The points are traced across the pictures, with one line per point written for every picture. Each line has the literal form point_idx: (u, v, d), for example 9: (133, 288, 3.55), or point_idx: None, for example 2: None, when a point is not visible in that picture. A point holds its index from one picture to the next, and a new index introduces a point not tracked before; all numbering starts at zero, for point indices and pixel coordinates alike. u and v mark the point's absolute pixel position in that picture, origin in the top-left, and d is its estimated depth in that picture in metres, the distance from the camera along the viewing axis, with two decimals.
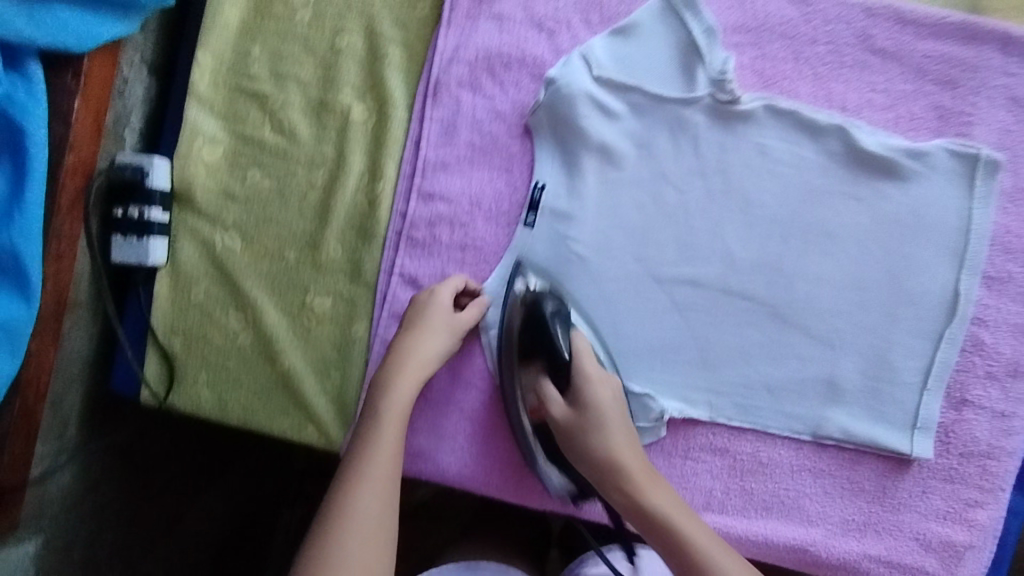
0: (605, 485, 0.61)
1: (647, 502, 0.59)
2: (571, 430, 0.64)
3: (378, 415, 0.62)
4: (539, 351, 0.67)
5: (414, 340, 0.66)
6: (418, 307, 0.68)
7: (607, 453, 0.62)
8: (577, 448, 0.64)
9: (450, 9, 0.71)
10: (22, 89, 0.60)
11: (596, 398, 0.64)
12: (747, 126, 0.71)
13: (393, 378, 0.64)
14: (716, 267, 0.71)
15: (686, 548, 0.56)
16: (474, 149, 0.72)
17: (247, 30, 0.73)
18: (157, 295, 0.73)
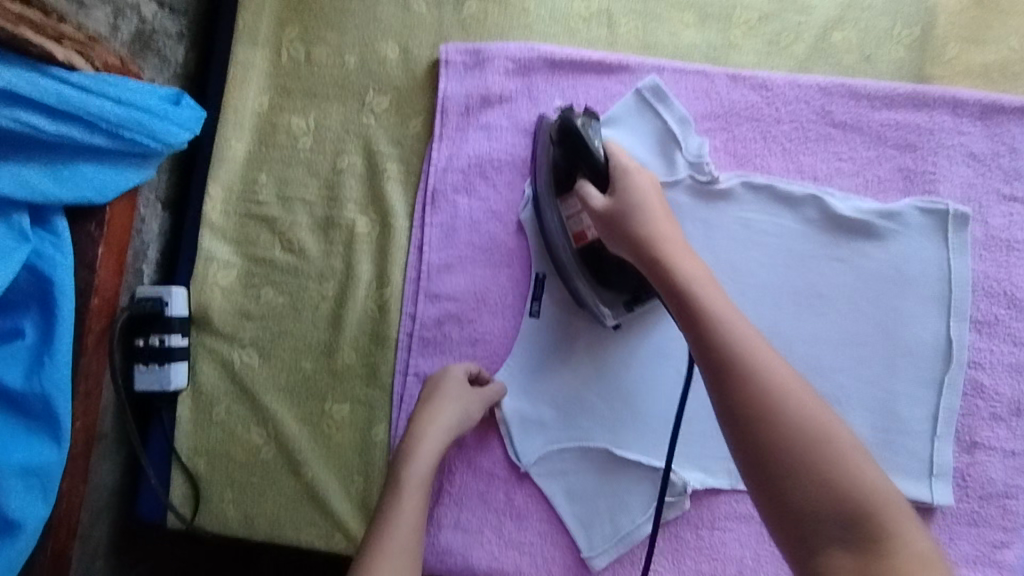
0: (640, 259, 0.62)
1: (677, 267, 0.60)
2: (613, 215, 0.64)
3: (398, 489, 0.63)
4: (574, 161, 0.68)
5: (428, 416, 0.67)
6: (431, 388, 0.70)
7: (645, 229, 0.63)
8: (619, 234, 0.64)
9: (441, 124, 0.77)
10: (50, 243, 0.63)
11: (634, 187, 0.65)
12: (727, 202, 0.75)
13: (412, 451, 0.65)
14: None
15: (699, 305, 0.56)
16: (475, 248, 0.76)
17: (253, 160, 0.78)
18: (180, 418, 0.74)
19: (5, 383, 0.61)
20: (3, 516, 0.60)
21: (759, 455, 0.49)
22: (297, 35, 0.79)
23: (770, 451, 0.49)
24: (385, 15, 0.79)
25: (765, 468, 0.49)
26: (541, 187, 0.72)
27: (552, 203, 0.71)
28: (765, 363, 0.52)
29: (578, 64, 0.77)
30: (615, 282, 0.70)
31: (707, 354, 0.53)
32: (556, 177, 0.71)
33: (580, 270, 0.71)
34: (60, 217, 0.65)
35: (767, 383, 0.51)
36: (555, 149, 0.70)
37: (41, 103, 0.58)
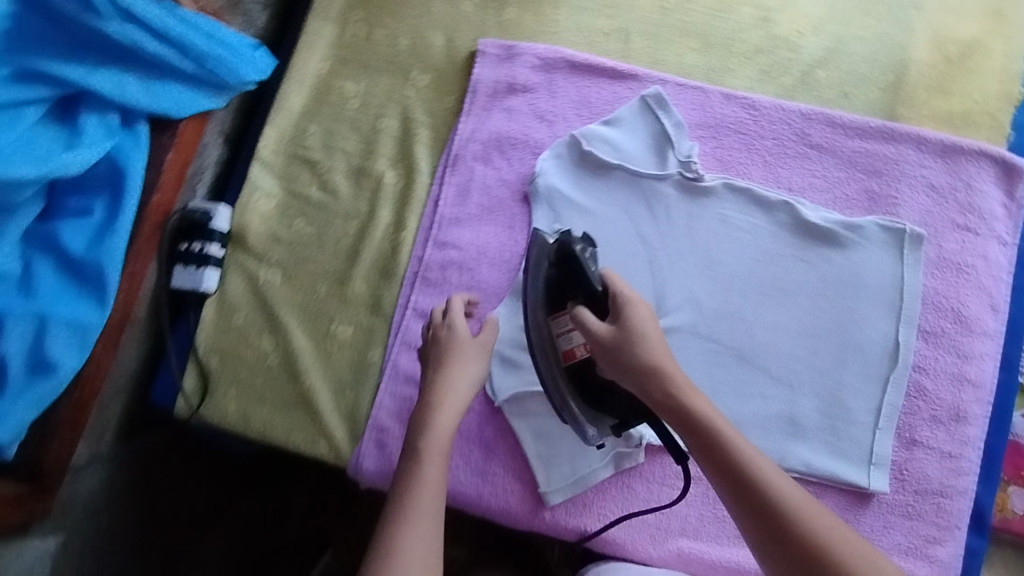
0: (651, 394, 0.66)
1: (689, 401, 0.65)
2: (615, 348, 0.67)
3: (418, 454, 0.66)
4: (573, 287, 0.73)
5: (446, 377, 0.72)
6: (438, 340, 0.76)
7: (653, 363, 0.66)
8: (620, 366, 0.67)
9: (470, 101, 0.88)
10: (130, 140, 0.76)
11: (636, 317, 0.68)
12: (709, 200, 0.85)
13: (434, 418, 0.69)
14: (689, 315, 0.83)
15: (711, 436, 0.63)
16: (483, 209, 0.86)
17: (306, 111, 0.90)
18: (203, 318, 0.84)
19: (69, 246, 0.72)
20: (45, 357, 0.69)
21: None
22: (362, 17, 0.93)
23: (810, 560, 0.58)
24: (437, 11, 0.92)
25: None
26: (535, 308, 0.75)
27: (545, 322, 0.75)
28: (780, 481, 0.61)
29: (595, 69, 0.89)
30: (609, 404, 0.73)
31: (736, 489, 0.61)
32: (549, 296, 0.75)
33: (570, 390, 0.74)
34: (143, 123, 0.77)
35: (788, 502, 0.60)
36: (550, 267, 0.76)
37: (153, 26, 0.72)
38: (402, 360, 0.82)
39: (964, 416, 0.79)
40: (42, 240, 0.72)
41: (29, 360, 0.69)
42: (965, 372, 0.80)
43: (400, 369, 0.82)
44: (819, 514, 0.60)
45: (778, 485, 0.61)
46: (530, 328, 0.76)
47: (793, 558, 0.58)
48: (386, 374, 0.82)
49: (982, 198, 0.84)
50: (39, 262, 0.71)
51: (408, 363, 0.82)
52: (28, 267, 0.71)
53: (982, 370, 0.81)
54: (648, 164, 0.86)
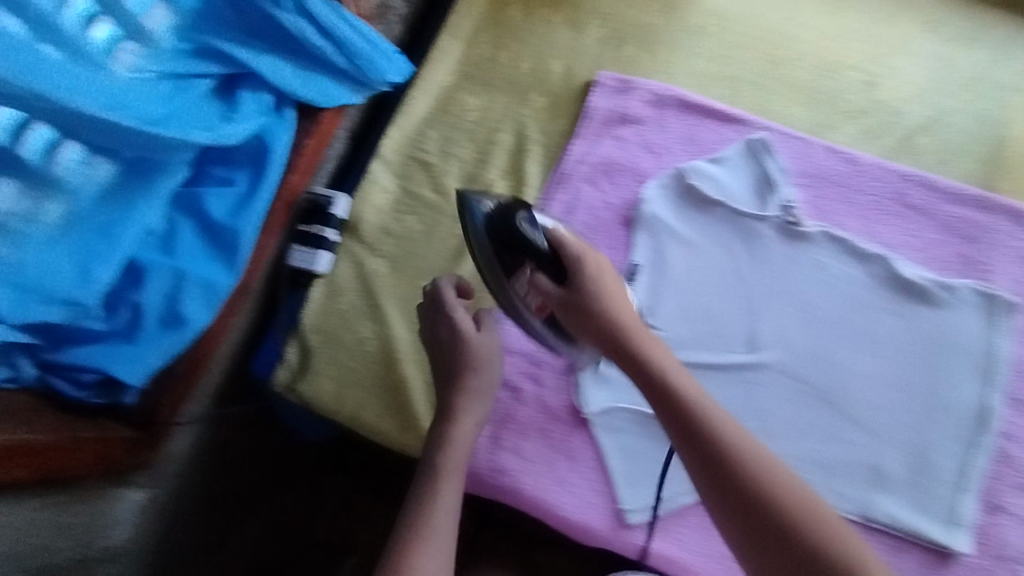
0: (615, 349, 0.70)
1: (648, 354, 0.68)
2: (578, 305, 0.72)
3: (436, 470, 0.69)
4: (520, 254, 0.72)
5: (460, 388, 0.76)
6: (443, 336, 0.78)
7: (613, 320, 0.70)
8: (587, 323, 0.71)
9: (584, 126, 0.93)
10: (277, 122, 0.80)
11: (592, 277, 0.72)
12: (806, 245, 0.88)
13: (451, 433, 0.72)
14: (782, 355, 0.85)
15: (667, 387, 0.65)
16: (587, 228, 0.90)
17: (428, 118, 0.96)
18: (311, 298, 0.88)
19: (211, 212, 0.77)
20: (177, 311, 0.73)
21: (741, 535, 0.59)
22: (488, 39, 0.98)
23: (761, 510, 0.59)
24: (559, 41, 0.98)
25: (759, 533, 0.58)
26: (493, 277, 0.75)
27: (504, 288, 0.74)
28: (738, 437, 0.62)
29: (705, 109, 0.93)
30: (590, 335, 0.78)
31: (690, 440, 0.63)
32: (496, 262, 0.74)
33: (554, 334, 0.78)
34: (290, 108, 0.82)
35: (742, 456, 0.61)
36: (486, 238, 0.74)
37: (318, 22, 0.78)
38: None
39: None
40: (187, 205, 0.77)
41: (162, 313, 0.73)
42: None
43: None
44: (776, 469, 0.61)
45: (734, 438, 0.62)
46: (494, 294, 0.76)
47: (732, 490, 0.60)
48: None
49: None
50: (183, 224, 0.77)
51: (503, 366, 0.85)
52: (172, 227, 0.76)
53: None
54: (750, 204, 0.89)
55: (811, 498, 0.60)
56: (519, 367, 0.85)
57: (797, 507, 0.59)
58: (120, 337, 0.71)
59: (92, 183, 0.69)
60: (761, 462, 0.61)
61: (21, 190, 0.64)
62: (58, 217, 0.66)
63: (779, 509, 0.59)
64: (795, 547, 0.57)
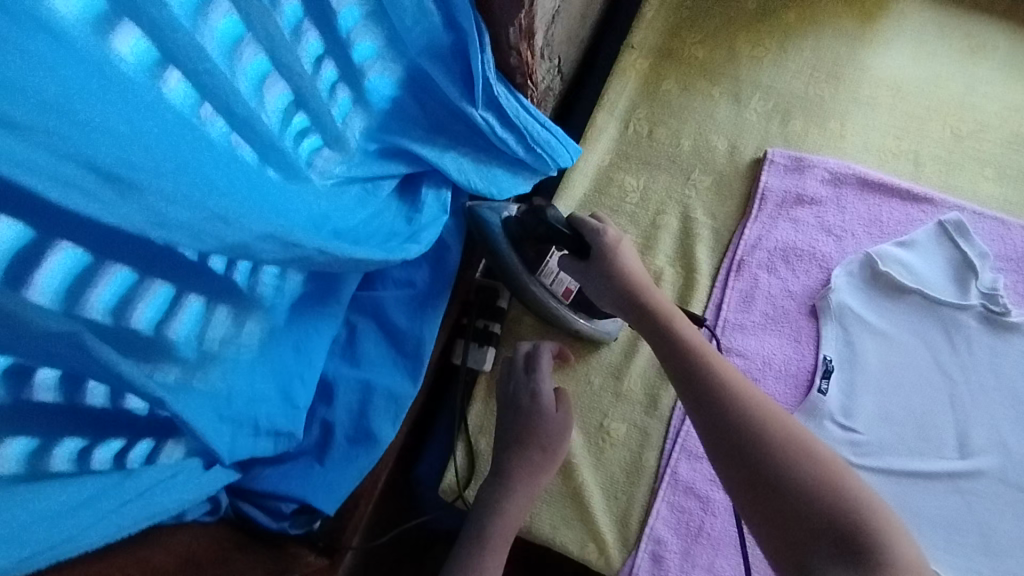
0: (624, 303, 0.71)
1: (658, 305, 0.69)
2: (598, 275, 0.72)
3: (484, 538, 0.68)
4: (539, 247, 0.77)
5: (524, 458, 0.74)
6: (523, 405, 0.76)
7: (627, 277, 0.71)
8: (608, 290, 0.72)
9: (758, 208, 0.88)
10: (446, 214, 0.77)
11: (614, 246, 0.73)
12: (1016, 336, 0.81)
13: (504, 500, 0.71)
14: (999, 459, 0.77)
15: (673, 334, 0.66)
16: (768, 318, 0.84)
17: (587, 201, 0.92)
18: (476, 396, 0.83)
19: (393, 318, 0.73)
20: (368, 428, 0.68)
21: (753, 511, 0.56)
22: (646, 116, 0.95)
23: (756, 449, 0.57)
24: (721, 116, 0.94)
25: (753, 474, 0.56)
26: (517, 270, 0.78)
27: (532, 284, 0.79)
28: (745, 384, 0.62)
29: (888, 188, 0.88)
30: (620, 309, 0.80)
31: (689, 380, 0.63)
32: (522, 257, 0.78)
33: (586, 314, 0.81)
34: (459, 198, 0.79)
35: (750, 401, 0.60)
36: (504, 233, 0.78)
37: (503, 113, 0.75)
38: (682, 468, 0.78)
39: None
40: (368, 308, 0.73)
41: (351, 431, 0.68)
42: None
43: (680, 477, 0.78)
44: (780, 418, 0.59)
45: (740, 385, 0.61)
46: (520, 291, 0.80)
47: (745, 460, 0.57)
48: (666, 481, 0.78)
49: None
50: (364, 328, 0.72)
51: (689, 472, 0.78)
52: (352, 331, 0.71)
53: None
54: (948, 291, 0.83)
55: (836, 478, 0.55)
56: (709, 475, 0.78)
57: (797, 454, 0.56)
58: (310, 457, 0.66)
59: (283, 295, 0.64)
60: (781, 434, 0.58)
61: (230, 315, 0.57)
62: (257, 336, 0.61)
63: (777, 459, 0.56)
64: (788, 488, 0.55)
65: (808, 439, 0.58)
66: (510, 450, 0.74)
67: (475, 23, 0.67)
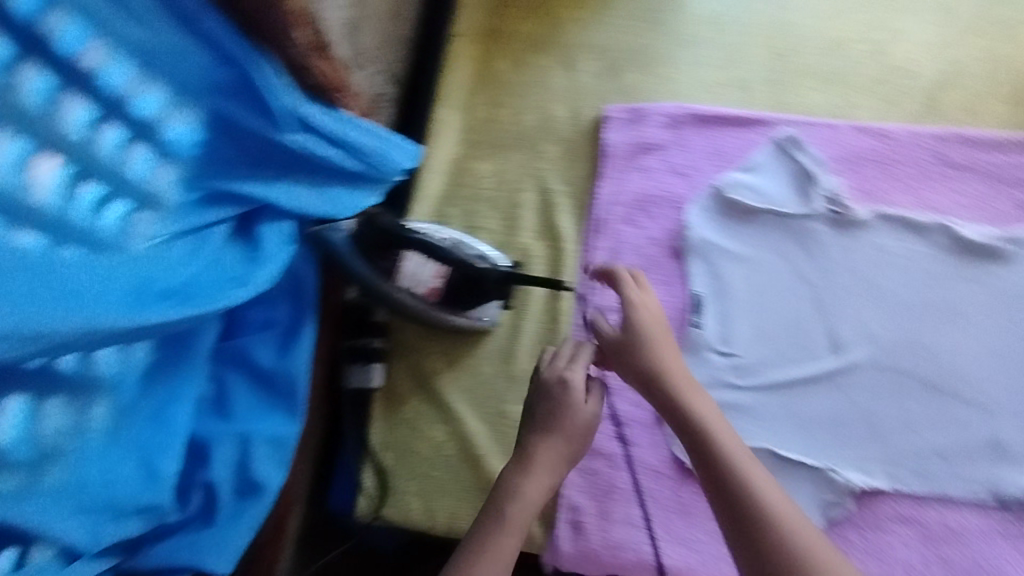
0: (651, 390, 0.67)
1: (688, 400, 0.66)
2: (620, 347, 0.70)
3: (503, 521, 0.63)
4: (391, 252, 0.76)
5: (548, 445, 0.67)
6: (553, 392, 0.68)
7: (656, 367, 0.67)
8: (627, 366, 0.69)
9: (607, 167, 0.90)
10: (285, 242, 0.72)
11: (636, 319, 0.70)
12: (863, 231, 0.85)
13: (521, 486, 0.65)
14: (869, 350, 0.81)
15: (700, 428, 0.64)
16: (638, 269, 0.86)
17: (443, 196, 0.92)
18: (373, 415, 0.83)
19: (259, 361, 0.72)
20: (252, 478, 0.67)
21: None
22: (485, 99, 0.95)
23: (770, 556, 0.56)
24: (557, 84, 0.95)
25: None
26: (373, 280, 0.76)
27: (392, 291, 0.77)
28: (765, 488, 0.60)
29: (723, 119, 0.90)
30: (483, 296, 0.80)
31: (713, 480, 0.61)
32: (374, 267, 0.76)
33: (454, 307, 0.80)
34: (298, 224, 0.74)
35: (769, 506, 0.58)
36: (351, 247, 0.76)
37: (324, 131, 0.71)
38: None
39: None
40: (232, 357, 0.72)
41: (235, 483, 0.67)
42: None
43: None
44: (796, 524, 0.57)
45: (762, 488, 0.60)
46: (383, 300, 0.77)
47: None
48: None
49: None
50: (233, 379, 0.71)
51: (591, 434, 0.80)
52: (221, 385, 0.71)
53: None
54: (796, 204, 0.86)
55: None
56: (611, 433, 0.80)
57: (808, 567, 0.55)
58: (199, 521, 0.66)
59: (132, 368, 0.62)
60: (794, 548, 0.56)
61: (67, 404, 0.57)
62: (107, 417, 0.60)
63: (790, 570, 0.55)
64: None
65: (819, 548, 0.56)
66: (533, 435, 0.67)
67: (252, 50, 0.62)
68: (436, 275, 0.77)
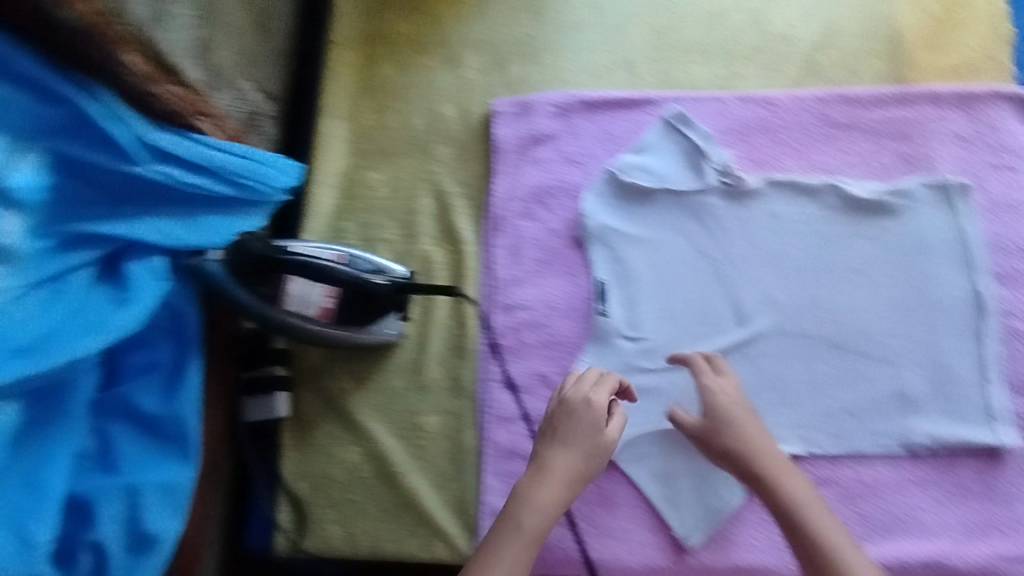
0: (738, 468, 0.70)
1: (779, 479, 0.68)
2: (707, 435, 0.71)
3: (512, 521, 0.62)
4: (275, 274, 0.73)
5: (563, 454, 0.67)
6: (577, 412, 0.69)
7: (746, 449, 0.70)
8: (716, 451, 0.71)
9: (499, 162, 0.89)
10: (154, 278, 0.68)
11: (720, 407, 0.72)
12: (756, 200, 0.85)
13: (533, 491, 0.65)
14: (772, 317, 0.82)
15: (790, 503, 0.66)
16: (540, 263, 0.85)
17: (336, 211, 0.89)
18: (284, 446, 0.80)
19: (142, 408, 0.68)
20: (143, 531, 0.64)
21: None
22: (371, 106, 0.93)
23: None
24: (443, 84, 0.93)
25: None
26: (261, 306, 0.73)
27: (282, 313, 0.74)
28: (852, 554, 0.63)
29: (610, 103, 0.90)
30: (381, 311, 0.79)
31: (802, 549, 0.64)
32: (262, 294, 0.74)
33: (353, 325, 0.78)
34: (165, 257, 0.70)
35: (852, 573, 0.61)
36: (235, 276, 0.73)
37: (183, 159, 0.67)
38: (500, 435, 0.79)
39: None
40: (113, 407, 0.68)
41: (127, 539, 0.64)
42: None
43: (501, 445, 0.79)
44: None
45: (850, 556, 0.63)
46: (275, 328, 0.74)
47: None
48: (489, 454, 0.78)
49: (1009, 136, 0.85)
50: (116, 431, 0.67)
51: (507, 437, 0.79)
52: (104, 439, 0.67)
53: None
54: (690, 180, 0.86)
55: None
56: (527, 432, 0.79)
57: None
58: None
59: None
60: None
61: None
62: None
63: None
64: None
65: None
66: (550, 446, 0.68)
67: (77, 84, 0.59)
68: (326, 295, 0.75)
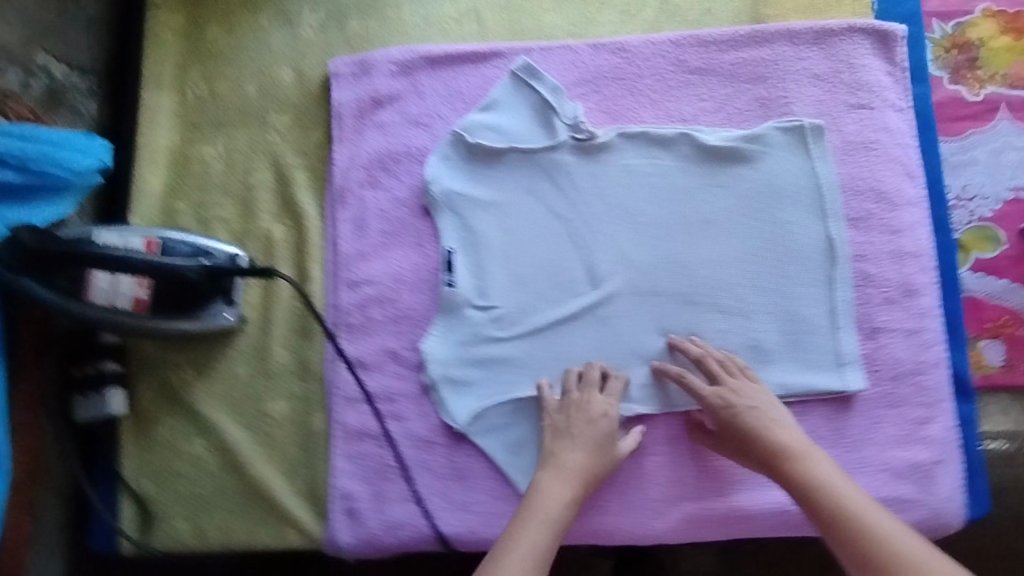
0: (761, 457, 0.70)
1: (808, 462, 0.68)
2: (733, 432, 0.72)
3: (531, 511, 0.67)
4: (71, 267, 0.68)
5: (569, 452, 0.72)
6: (591, 417, 0.73)
7: (770, 437, 0.70)
8: (740, 443, 0.71)
9: (339, 129, 0.83)
10: None
11: (742, 401, 0.72)
12: (609, 154, 0.81)
13: (546, 486, 0.69)
14: (626, 276, 0.79)
15: (817, 484, 0.67)
16: (386, 235, 0.81)
17: (168, 191, 0.83)
18: (122, 443, 0.77)
19: None
20: None
21: None
22: (200, 74, 0.86)
23: None
24: (277, 46, 0.86)
25: None
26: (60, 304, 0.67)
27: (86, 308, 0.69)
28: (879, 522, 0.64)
29: (455, 58, 0.84)
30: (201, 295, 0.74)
31: (832, 524, 0.65)
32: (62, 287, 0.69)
33: (174, 313, 0.73)
34: None
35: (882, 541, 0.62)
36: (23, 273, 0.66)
37: None
38: (348, 416, 0.76)
39: (915, 289, 0.78)
40: None
41: None
42: (903, 246, 0.79)
43: (349, 426, 0.76)
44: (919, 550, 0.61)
45: (880, 524, 0.63)
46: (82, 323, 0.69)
47: None
48: (337, 437, 0.76)
49: (866, 73, 0.82)
50: None
51: (355, 417, 0.76)
52: None
53: (919, 240, 0.79)
54: (541, 138, 0.82)
55: None
56: (375, 411, 0.76)
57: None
58: None
59: None
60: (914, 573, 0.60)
61: None
62: None
63: None
64: None
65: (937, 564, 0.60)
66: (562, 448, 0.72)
67: None
68: (138, 283, 0.71)
